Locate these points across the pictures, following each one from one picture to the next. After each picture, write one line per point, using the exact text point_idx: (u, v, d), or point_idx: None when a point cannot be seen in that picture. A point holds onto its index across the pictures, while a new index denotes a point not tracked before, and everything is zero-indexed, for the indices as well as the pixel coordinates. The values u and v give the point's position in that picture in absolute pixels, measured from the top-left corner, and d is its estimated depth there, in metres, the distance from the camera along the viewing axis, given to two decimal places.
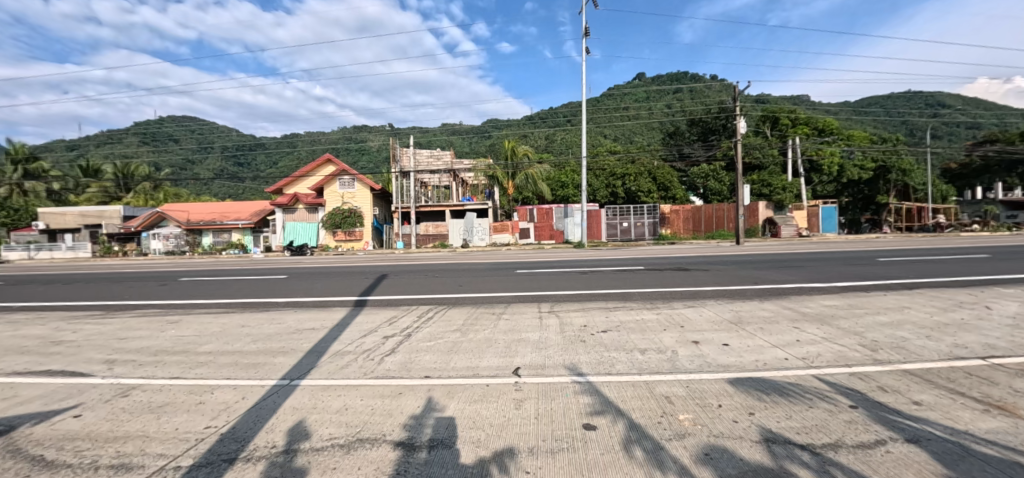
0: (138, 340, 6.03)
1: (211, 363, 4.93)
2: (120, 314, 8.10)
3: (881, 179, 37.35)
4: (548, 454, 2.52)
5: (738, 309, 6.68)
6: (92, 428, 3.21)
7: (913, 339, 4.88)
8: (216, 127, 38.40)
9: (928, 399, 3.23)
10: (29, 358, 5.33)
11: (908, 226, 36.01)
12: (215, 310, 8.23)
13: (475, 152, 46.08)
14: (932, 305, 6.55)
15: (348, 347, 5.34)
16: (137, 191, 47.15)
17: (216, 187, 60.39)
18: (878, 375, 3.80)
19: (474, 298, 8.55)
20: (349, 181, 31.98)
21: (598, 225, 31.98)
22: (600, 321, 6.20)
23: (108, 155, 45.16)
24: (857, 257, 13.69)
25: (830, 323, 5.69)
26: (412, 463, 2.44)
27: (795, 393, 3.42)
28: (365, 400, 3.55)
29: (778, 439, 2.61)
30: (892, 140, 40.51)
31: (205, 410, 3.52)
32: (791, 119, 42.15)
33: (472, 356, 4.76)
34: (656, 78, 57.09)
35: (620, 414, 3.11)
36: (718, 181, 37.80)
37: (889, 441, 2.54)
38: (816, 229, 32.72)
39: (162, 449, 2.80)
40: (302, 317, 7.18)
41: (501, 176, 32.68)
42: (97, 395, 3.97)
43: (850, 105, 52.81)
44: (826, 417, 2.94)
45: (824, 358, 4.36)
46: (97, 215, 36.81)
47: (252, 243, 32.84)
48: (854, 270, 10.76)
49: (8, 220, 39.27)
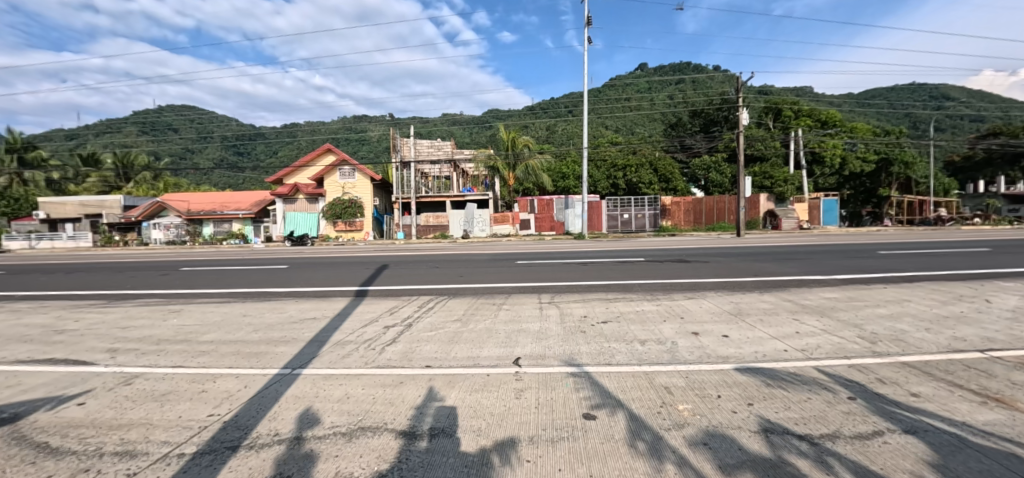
0: (140, 330, 6.06)
1: (212, 352, 4.95)
2: (123, 304, 8.14)
3: (882, 173, 36.55)
4: (548, 442, 2.55)
5: (737, 301, 6.71)
6: (95, 416, 3.24)
7: (912, 331, 4.90)
8: (214, 117, 38.16)
9: (926, 391, 3.24)
10: (30, 347, 5.35)
11: (909, 220, 35.21)
12: (217, 299, 8.27)
13: (476, 142, 45.89)
14: (933, 298, 6.55)
15: (349, 337, 5.36)
16: (136, 181, 47.24)
17: (217, 177, 60.55)
18: (877, 367, 3.82)
19: (475, 289, 8.58)
20: (349, 171, 31.98)
21: (598, 217, 32.07)
22: (601, 312, 6.24)
23: (107, 144, 45.06)
24: (857, 250, 13.69)
25: (829, 315, 5.72)
26: (414, 451, 2.47)
27: (792, 384, 3.45)
28: (366, 389, 3.58)
29: (776, 430, 2.63)
30: (896, 132, 40.24)
31: (208, 398, 3.54)
32: (794, 111, 42.35)
33: (472, 346, 4.78)
34: (659, 69, 56.82)
35: (619, 405, 3.11)
36: (720, 173, 37.55)
37: (886, 432, 2.56)
38: (817, 221, 32.71)
39: (166, 437, 2.83)
40: (303, 307, 7.22)
41: (502, 167, 32.52)
42: (101, 383, 3.99)
43: (853, 97, 52.47)
44: (824, 407, 2.96)
45: (823, 349, 4.37)
46: (97, 205, 36.79)
47: (252, 233, 32.83)
48: (855, 263, 10.79)
49: (7, 209, 39.52)
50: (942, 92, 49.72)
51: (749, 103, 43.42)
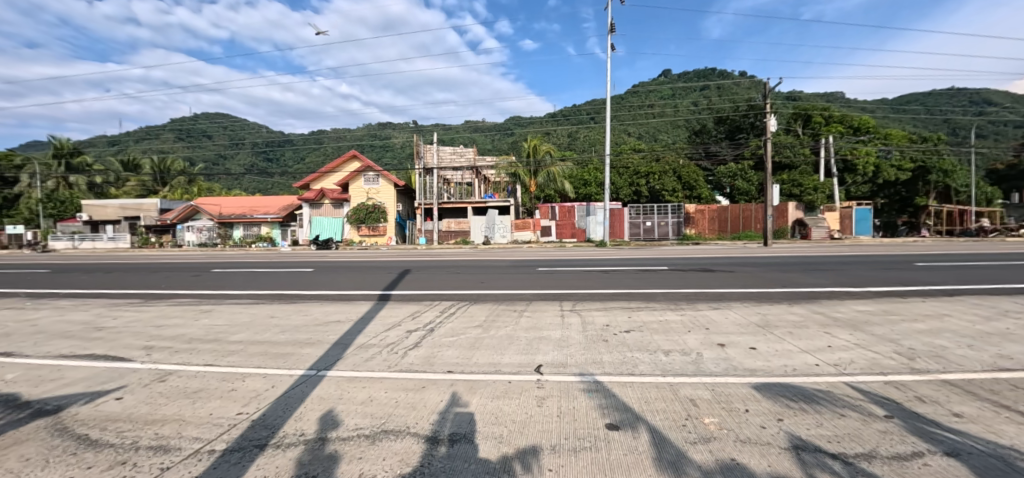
0: (174, 328, 6.32)
1: (240, 352, 5.10)
2: (158, 303, 8.49)
3: (920, 180, 35.99)
4: (570, 452, 2.53)
5: (764, 312, 6.50)
6: (131, 410, 3.39)
7: (954, 348, 4.65)
8: (247, 124, 39.61)
9: (968, 411, 3.08)
10: (73, 342, 5.66)
11: (948, 230, 33.65)
12: (246, 301, 8.52)
13: (499, 149, 46.70)
14: (974, 313, 6.23)
15: (373, 340, 5.46)
16: (172, 185, 49.36)
17: (247, 181, 62.92)
18: (916, 385, 3.64)
19: (497, 295, 8.62)
20: (373, 177, 32.61)
21: (620, 224, 31.64)
22: (623, 321, 6.12)
23: (146, 150, 47.42)
24: (892, 262, 13.11)
25: (862, 329, 5.49)
26: (435, 457, 2.47)
27: (824, 401, 3.31)
28: (389, 393, 3.63)
29: (807, 447, 2.54)
30: (933, 139, 38.38)
31: (237, 397, 3.65)
32: (824, 117, 40.43)
33: (494, 353, 4.79)
34: (683, 75, 56.66)
35: (639, 418, 3.04)
36: (746, 180, 36.62)
37: (926, 453, 2.44)
38: (849, 232, 31.19)
39: (198, 433, 2.93)
40: (328, 309, 7.40)
41: (524, 173, 33.22)
42: (137, 379, 4.17)
43: (886, 103, 50.52)
44: (859, 426, 2.84)
45: (857, 365, 4.20)
46: (136, 208, 38.56)
47: (279, 236, 33.65)
48: (888, 275, 10.36)
49: (54, 212, 41.72)
50: (983, 97, 48.00)
51: (776, 110, 42.37)
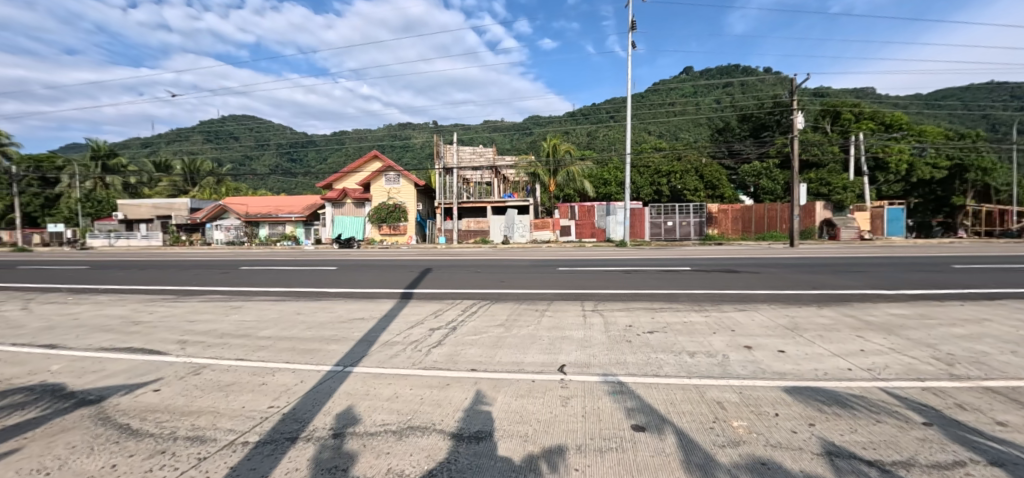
0: (205, 323, 6.54)
1: (269, 347, 5.25)
2: (190, 299, 8.82)
3: (956, 179, 34.51)
4: (596, 452, 2.53)
5: (791, 315, 6.35)
6: (169, 402, 3.53)
7: (995, 354, 4.46)
8: (272, 126, 40.65)
9: (1015, 420, 2.94)
10: (113, 336, 5.92)
11: (988, 231, 32.30)
12: (273, 298, 8.75)
13: (517, 149, 46.73)
14: (1018, 318, 5.93)
15: (397, 337, 5.55)
16: (201, 185, 51.13)
17: (272, 182, 64.69)
18: (955, 391, 3.50)
19: (518, 294, 8.63)
20: (394, 177, 33.01)
21: (641, 224, 31.27)
22: (646, 322, 6.05)
23: (178, 151, 49.23)
24: (928, 263, 12.58)
25: (897, 333, 5.30)
26: (460, 453, 2.51)
27: (857, 406, 3.22)
28: (414, 390, 3.68)
29: (842, 453, 2.47)
30: (971, 136, 36.54)
31: (267, 390, 3.76)
32: (854, 113, 39.19)
33: (517, 352, 4.80)
34: (705, 71, 55.64)
35: (664, 420, 3.01)
36: (771, 180, 35.75)
37: (968, 462, 2.35)
38: (880, 232, 30.04)
39: (232, 425, 3.03)
40: (351, 307, 7.54)
41: (543, 173, 33.13)
42: (173, 372, 4.35)
43: (920, 99, 48.45)
44: (895, 433, 2.75)
45: (892, 370, 4.06)
46: (167, 207, 40.06)
47: (302, 235, 34.42)
48: (924, 277, 9.96)
49: (92, 211, 43.75)
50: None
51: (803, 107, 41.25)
